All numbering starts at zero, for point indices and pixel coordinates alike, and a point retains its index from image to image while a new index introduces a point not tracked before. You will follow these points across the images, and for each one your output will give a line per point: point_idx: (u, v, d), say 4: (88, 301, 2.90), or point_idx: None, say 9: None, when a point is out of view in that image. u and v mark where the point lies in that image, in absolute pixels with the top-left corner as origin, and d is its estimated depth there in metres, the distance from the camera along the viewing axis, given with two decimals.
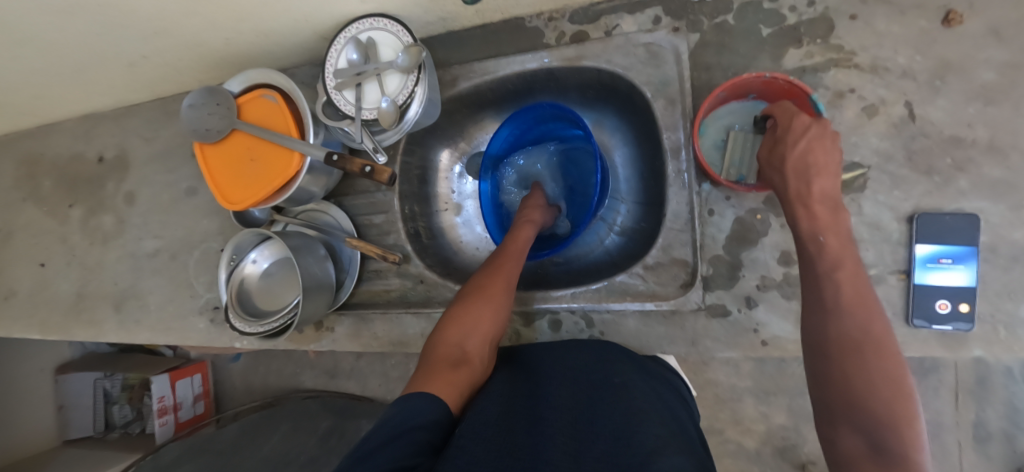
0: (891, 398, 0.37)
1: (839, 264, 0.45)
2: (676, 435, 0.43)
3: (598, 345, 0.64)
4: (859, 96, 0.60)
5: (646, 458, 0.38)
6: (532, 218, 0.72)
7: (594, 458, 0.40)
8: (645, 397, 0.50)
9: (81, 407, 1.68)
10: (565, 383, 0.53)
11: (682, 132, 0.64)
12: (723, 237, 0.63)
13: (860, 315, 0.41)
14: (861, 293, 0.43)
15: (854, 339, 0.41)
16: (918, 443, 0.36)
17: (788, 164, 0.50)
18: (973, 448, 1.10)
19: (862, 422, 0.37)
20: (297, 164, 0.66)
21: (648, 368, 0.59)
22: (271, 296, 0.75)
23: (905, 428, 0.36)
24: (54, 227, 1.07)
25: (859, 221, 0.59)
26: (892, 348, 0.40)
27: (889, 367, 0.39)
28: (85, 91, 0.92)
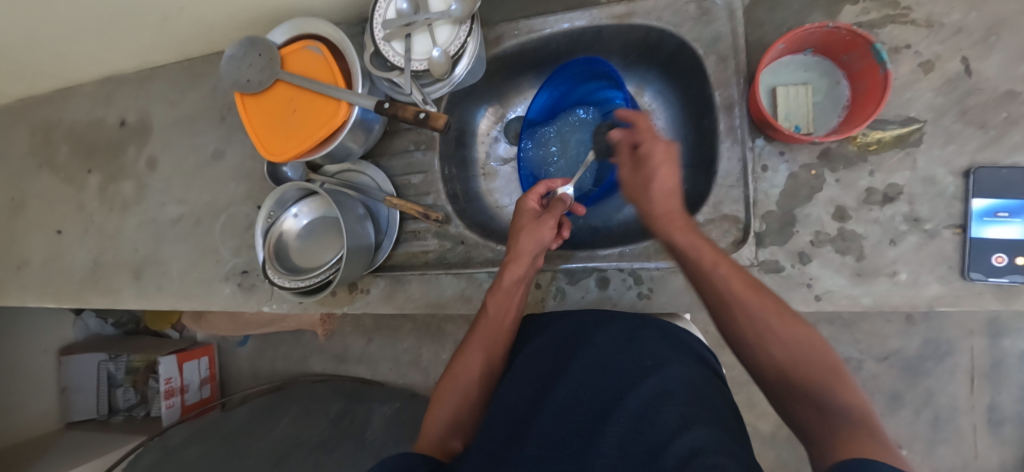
0: (817, 363, 0.43)
1: (718, 260, 0.52)
2: (706, 418, 0.44)
3: (628, 320, 0.60)
4: (915, 51, 0.60)
5: (669, 439, 0.41)
6: (528, 251, 0.65)
7: (619, 436, 0.44)
8: (680, 376, 0.50)
9: (84, 391, 1.63)
10: (590, 363, 0.54)
11: (736, 88, 0.64)
12: (777, 193, 0.63)
13: (753, 304, 0.48)
14: (745, 281, 0.50)
15: (757, 326, 0.47)
16: (857, 392, 0.40)
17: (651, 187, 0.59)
18: (988, 431, 1.20)
19: (805, 391, 0.42)
20: (343, 115, 0.65)
21: (684, 343, 0.58)
22: (310, 253, 0.73)
23: (841, 390, 0.40)
24: (69, 194, 1.03)
25: (914, 176, 0.59)
26: (789, 317, 0.46)
27: (793, 334, 0.45)
28: (110, 50, 0.89)
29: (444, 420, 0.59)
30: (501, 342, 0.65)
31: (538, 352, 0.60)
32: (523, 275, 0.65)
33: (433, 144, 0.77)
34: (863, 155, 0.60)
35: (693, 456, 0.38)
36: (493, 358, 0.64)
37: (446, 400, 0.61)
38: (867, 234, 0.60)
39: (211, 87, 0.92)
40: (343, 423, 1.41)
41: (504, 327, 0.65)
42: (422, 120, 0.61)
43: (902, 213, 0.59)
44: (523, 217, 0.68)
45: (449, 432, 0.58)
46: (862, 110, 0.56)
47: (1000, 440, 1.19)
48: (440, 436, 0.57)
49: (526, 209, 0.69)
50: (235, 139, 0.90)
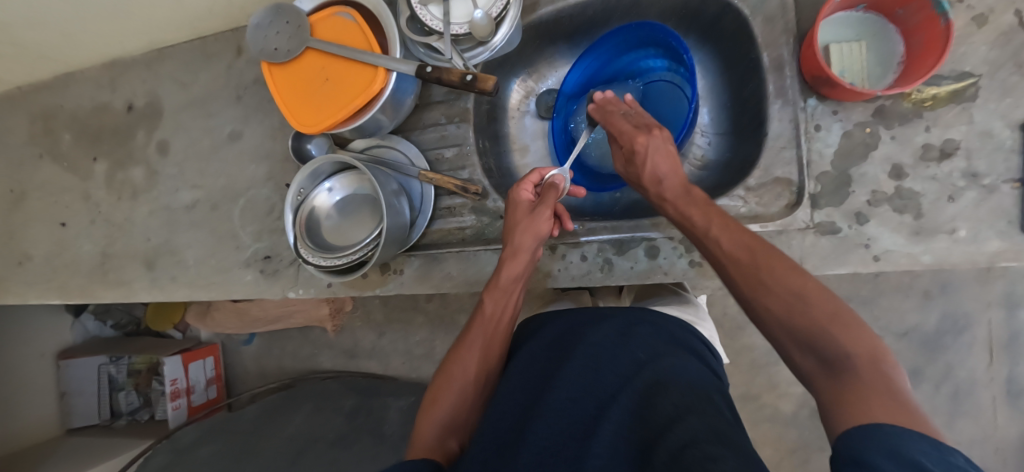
0: (825, 312, 0.37)
1: (707, 217, 0.50)
2: (702, 402, 0.45)
3: (622, 317, 0.61)
4: (968, 6, 0.59)
5: (666, 430, 0.41)
6: (525, 248, 0.63)
7: (611, 432, 0.45)
8: (674, 368, 0.51)
9: (85, 394, 1.57)
10: (586, 361, 0.54)
11: (786, 48, 0.62)
12: (831, 152, 0.61)
13: (745, 259, 0.44)
14: (739, 231, 0.47)
15: (748, 273, 0.43)
16: (864, 346, 0.35)
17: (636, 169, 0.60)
18: (1005, 401, 1.18)
19: (811, 343, 0.37)
20: (380, 82, 0.62)
21: (661, 328, 0.60)
22: (343, 231, 0.70)
23: (841, 338, 0.36)
24: (74, 184, 0.99)
25: (970, 130, 0.58)
26: (782, 263, 0.41)
27: (792, 285, 0.40)
28: (117, 28, 0.85)
29: (438, 422, 0.56)
30: (498, 344, 0.62)
31: (533, 356, 0.60)
32: (523, 272, 0.63)
33: (467, 116, 0.74)
34: (918, 111, 0.60)
35: (684, 446, 0.38)
36: (490, 360, 0.61)
37: (444, 401, 0.57)
38: (925, 192, 0.59)
39: (225, 66, 0.88)
40: (359, 418, 1.38)
41: (501, 325, 0.63)
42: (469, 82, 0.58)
43: (959, 169, 0.58)
44: (516, 212, 0.66)
45: (447, 432, 0.55)
46: (920, 65, 0.56)
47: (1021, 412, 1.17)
48: (436, 436, 0.54)
49: (519, 201, 0.67)
50: (253, 119, 0.86)
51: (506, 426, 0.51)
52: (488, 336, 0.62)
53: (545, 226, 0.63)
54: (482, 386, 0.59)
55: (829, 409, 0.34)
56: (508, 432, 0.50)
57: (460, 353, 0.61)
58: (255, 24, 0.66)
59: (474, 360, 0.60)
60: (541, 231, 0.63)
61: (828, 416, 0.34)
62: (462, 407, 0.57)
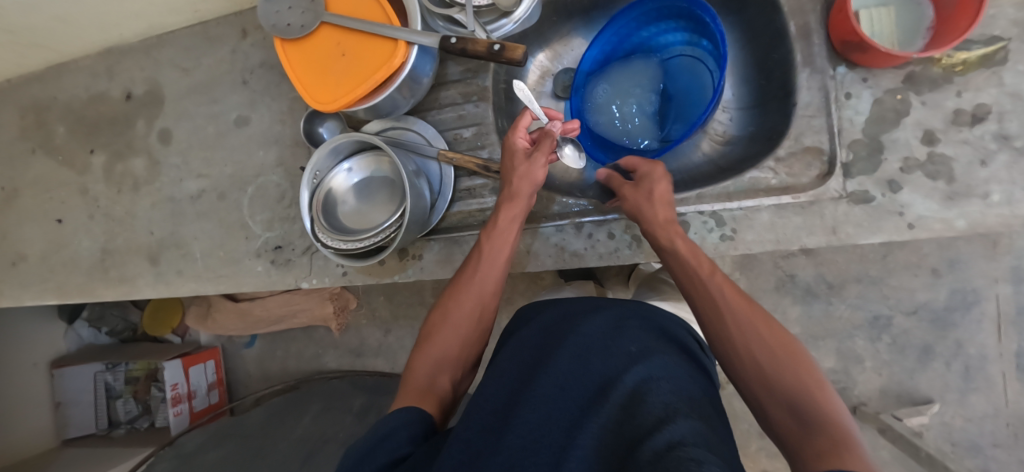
0: (799, 374, 0.43)
1: (710, 267, 0.54)
2: (685, 404, 0.42)
3: (613, 311, 0.56)
4: None
5: (653, 428, 0.37)
6: (522, 194, 0.62)
7: (599, 427, 0.41)
8: (666, 368, 0.47)
9: (81, 403, 1.52)
10: (574, 351, 0.49)
11: (813, 15, 0.62)
12: (862, 120, 0.61)
13: (740, 311, 0.49)
14: (737, 291, 0.51)
15: (740, 328, 0.48)
16: (831, 405, 0.40)
17: (652, 196, 0.60)
18: (1016, 376, 1.16)
19: (792, 404, 0.42)
20: (401, 55, 0.59)
21: (667, 332, 0.55)
22: (362, 214, 0.68)
23: (818, 400, 0.41)
24: (70, 178, 0.96)
25: (1001, 93, 0.58)
26: (773, 326, 0.47)
27: (779, 342, 0.46)
28: (115, 12, 0.82)
29: (431, 363, 0.56)
30: (493, 294, 0.61)
31: (523, 344, 0.55)
32: (518, 215, 0.63)
33: (485, 94, 0.73)
34: (949, 76, 0.59)
35: (670, 448, 0.34)
36: (488, 303, 0.60)
37: (442, 341, 0.57)
38: (958, 156, 0.58)
39: (230, 50, 0.86)
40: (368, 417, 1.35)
41: (489, 283, 0.60)
42: (496, 52, 0.56)
43: (991, 132, 0.58)
44: (512, 158, 0.63)
45: (437, 370, 0.55)
46: (954, 27, 0.55)
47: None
48: (427, 377, 0.54)
49: (516, 147, 0.64)
50: (260, 103, 0.84)
51: (485, 409, 0.47)
52: (481, 286, 0.60)
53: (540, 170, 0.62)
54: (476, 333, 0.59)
55: (798, 457, 0.38)
56: (490, 415, 0.47)
57: (456, 301, 0.59)
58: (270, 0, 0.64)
59: (470, 311, 0.59)
60: (536, 174, 0.62)
61: (799, 463, 0.38)
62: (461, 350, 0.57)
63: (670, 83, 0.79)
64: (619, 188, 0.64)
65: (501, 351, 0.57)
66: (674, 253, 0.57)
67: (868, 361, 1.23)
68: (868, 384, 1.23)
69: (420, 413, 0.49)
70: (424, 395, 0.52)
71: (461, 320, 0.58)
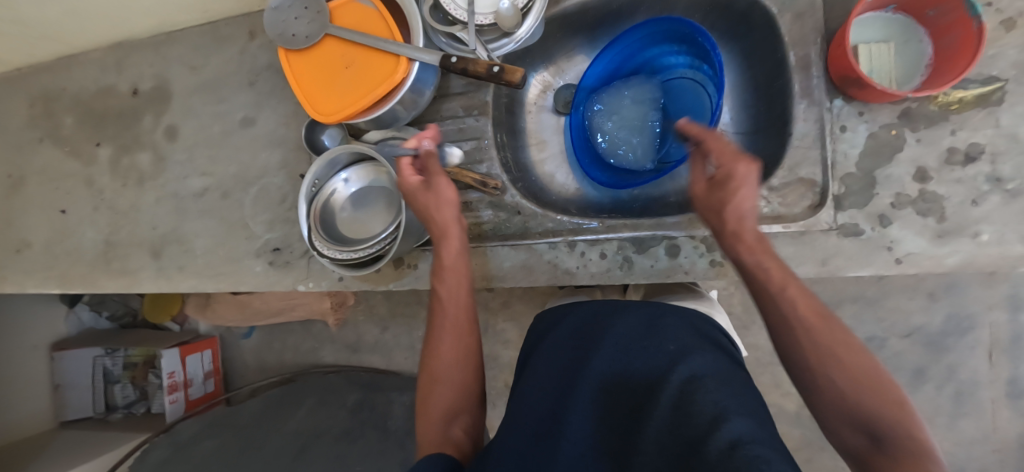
0: (877, 390, 0.40)
1: (787, 282, 0.45)
2: (738, 402, 0.43)
3: (642, 307, 0.60)
4: (996, 9, 0.59)
5: (711, 425, 0.40)
6: (450, 224, 0.61)
7: (659, 431, 0.43)
8: (707, 365, 0.49)
9: (80, 385, 1.54)
10: (614, 354, 0.53)
11: (814, 47, 0.62)
12: (856, 153, 0.61)
13: (816, 327, 0.43)
14: (814, 305, 0.44)
15: (811, 349, 0.43)
16: (909, 421, 0.38)
17: (722, 210, 0.48)
18: (1006, 404, 1.17)
19: (866, 423, 0.40)
20: (403, 71, 0.60)
21: (700, 327, 0.58)
22: (359, 224, 0.69)
23: (895, 415, 0.39)
24: (76, 169, 0.97)
25: (997, 134, 0.58)
26: (852, 343, 0.42)
27: (864, 367, 0.41)
28: (124, 8, 0.83)
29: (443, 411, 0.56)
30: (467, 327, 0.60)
31: (556, 351, 0.58)
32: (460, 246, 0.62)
33: (486, 109, 0.73)
34: (944, 114, 0.59)
35: (734, 446, 0.36)
36: (469, 349, 0.60)
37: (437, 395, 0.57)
38: (949, 195, 0.59)
39: (239, 51, 0.86)
40: (362, 413, 1.37)
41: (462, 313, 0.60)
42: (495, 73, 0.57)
43: (984, 173, 0.58)
44: (416, 201, 0.61)
45: (447, 422, 0.56)
46: (952, 67, 0.55)
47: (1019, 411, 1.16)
48: (439, 431, 0.55)
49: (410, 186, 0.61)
50: (266, 105, 0.84)
51: (534, 418, 0.52)
52: (454, 327, 0.60)
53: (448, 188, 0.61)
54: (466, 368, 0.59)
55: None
56: (541, 423, 0.51)
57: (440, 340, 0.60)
58: (275, 8, 0.65)
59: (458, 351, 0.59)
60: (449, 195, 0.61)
61: None
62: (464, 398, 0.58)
63: (672, 103, 0.79)
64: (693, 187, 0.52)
65: (535, 358, 0.60)
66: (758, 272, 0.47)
67: None
68: None
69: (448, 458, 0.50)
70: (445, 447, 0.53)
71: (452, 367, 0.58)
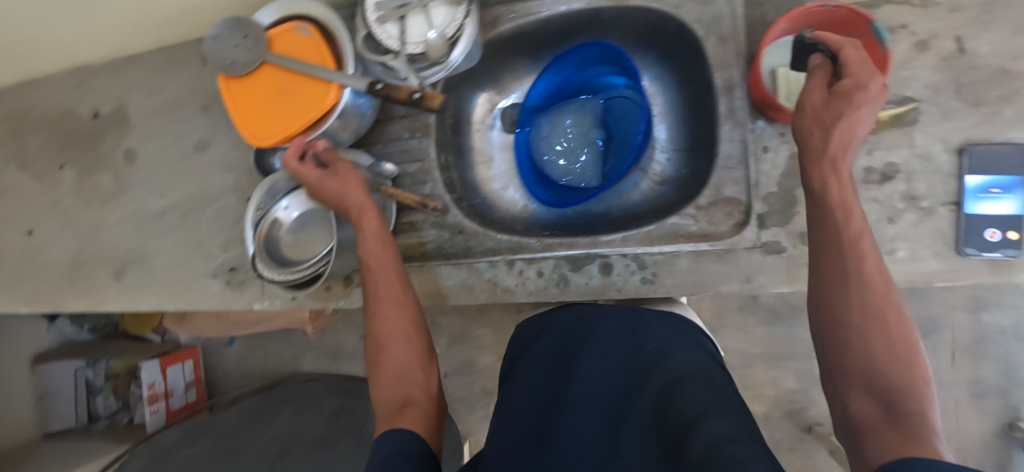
0: (905, 363, 0.38)
1: (863, 234, 0.42)
2: (718, 398, 0.46)
3: (626, 311, 0.65)
4: (911, 31, 0.60)
5: (690, 423, 0.43)
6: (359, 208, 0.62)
7: (638, 429, 0.47)
8: (685, 360, 0.53)
9: (63, 397, 1.57)
10: (599, 357, 0.57)
11: (736, 70, 0.63)
12: (778, 174, 0.63)
13: (870, 287, 0.41)
14: (880, 265, 0.41)
15: (860, 303, 0.40)
16: (928, 397, 0.36)
17: (837, 123, 0.44)
18: (970, 403, 1.19)
19: (883, 391, 0.37)
20: (332, 98, 0.63)
21: (686, 330, 0.62)
22: (301, 246, 0.71)
23: (919, 391, 0.36)
24: (41, 190, 0.98)
25: (911, 153, 0.60)
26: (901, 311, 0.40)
27: (904, 335, 0.39)
28: (79, 35, 0.84)
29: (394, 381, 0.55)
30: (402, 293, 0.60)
31: (542, 356, 0.62)
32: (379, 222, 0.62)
33: (429, 131, 0.75)
34: None
35: (716, 446, 0.38)
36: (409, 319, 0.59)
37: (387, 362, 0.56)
38: (867, 213, 0.61)
39: (193, 75, 0.88)
40: (341, 419, 1.36)
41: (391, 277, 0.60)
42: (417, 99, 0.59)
43: (899, 191, 0.60)
44: (326, 191, 0.63)
45: (402, 386, 0.55)
46: None
47: (983, 410, 1.18)
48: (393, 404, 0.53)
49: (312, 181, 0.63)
50: (221, 129, 0.87)
51: (520, 422, 0.54)
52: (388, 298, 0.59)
53: (349, 170, 0.64)
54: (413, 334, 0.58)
55: (870, 446, 0.35)
56: (525, 430, 0.53)
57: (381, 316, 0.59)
58: (214, 36, 0.66)
59: (400, 324, 0.58)
60: (353, 176, 0.64)
61: (872, 449, 0.35)
62: (415, 365, 0.57)
63: (614, 121, 0.80)
64: (813, 99, 0.47)
65: (518, 366, 0.64)
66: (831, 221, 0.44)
67: None
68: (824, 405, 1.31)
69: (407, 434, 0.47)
70: (415, 417, 0.50)
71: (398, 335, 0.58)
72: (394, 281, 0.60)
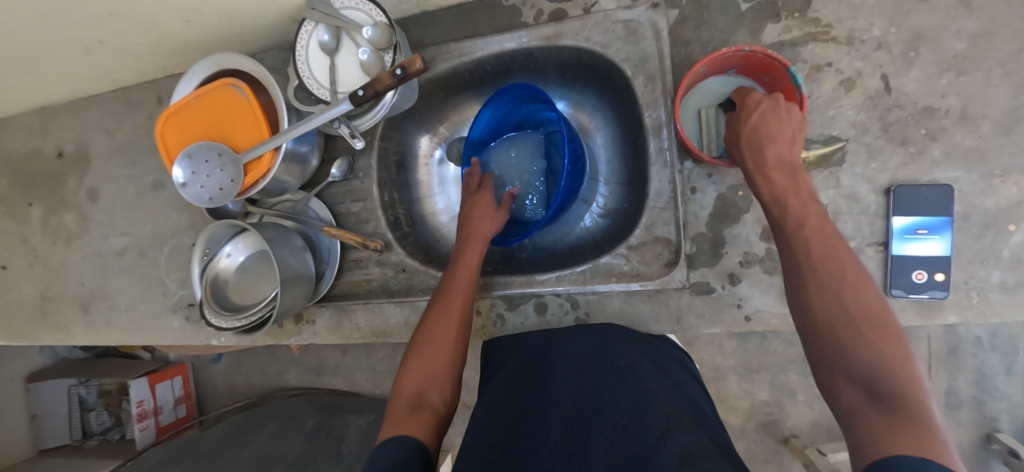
0: (875, 341, 0.38)
1: (804, 222, 0.46)
2: (688, 413, 0.45)
3: (597, 326, 0.63)
4: (836, 69, 0.60)
5: (656, 444, 0.41)
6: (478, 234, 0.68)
7: (602, 452, 0.43)
8: (653, 378, 0.52)
9: (55, 415, 1.61)
10: (569, 375, 0.54)
11: (663, 110, 0.63)
12: (706, 214, 0.63)
13: (829, 271, 0.42)
14: (831, 242, 0.44)
15: (819, 290, 0.42)
16: (913, 378, 0.35)
17: (747, 132, 0.53)
18: (945, 414, 1.07)
19: (863, 373, 0.37)
20: (266, 164, 0.65)
21: (665, 351, 0.60)
22: (247, 289, 0.73)
23: (898, 371, 0.36)
24: (12, 227, 1.01)
25: (838, 194, 0.60)
26: (867, 287, 0.41)
27: (867, 307, 0.40)
28: (36, 82, 0.86)
29: (421, 377, 0.55)
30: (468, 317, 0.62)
31: (511, 372, 0.58)
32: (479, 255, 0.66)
33: (371, 171, 0.76)
34: None
35: (687, 458, 0.37)
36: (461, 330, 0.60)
37: (426, 359, 0.57)
38: None
39: (147, 115, 0.90)
40: (319, 437, 1.39)
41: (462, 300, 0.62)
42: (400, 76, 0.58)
43: None
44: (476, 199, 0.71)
45: (425, 386, 0.54)
46: None
47: (958, 422, 1.07)
48: (414, 393, 0.53)
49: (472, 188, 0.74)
50: None
51: (484, 440, 0.48)
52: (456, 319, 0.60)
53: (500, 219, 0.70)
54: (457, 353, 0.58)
55: (860, 435, 0.34)
56: (489, 449, 0.47)
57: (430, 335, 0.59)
58: (181, 184, 0.64)
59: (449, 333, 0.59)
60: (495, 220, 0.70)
61: (862, 440, 0.34)
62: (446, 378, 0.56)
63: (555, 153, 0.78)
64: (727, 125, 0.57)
65: (493, 373, 0.61)
66: (778, 202, 0.49)
67: (799, 395, 1.22)
68: (800, 417, 1.22)
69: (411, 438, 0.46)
70: (423, 422, 0.49)
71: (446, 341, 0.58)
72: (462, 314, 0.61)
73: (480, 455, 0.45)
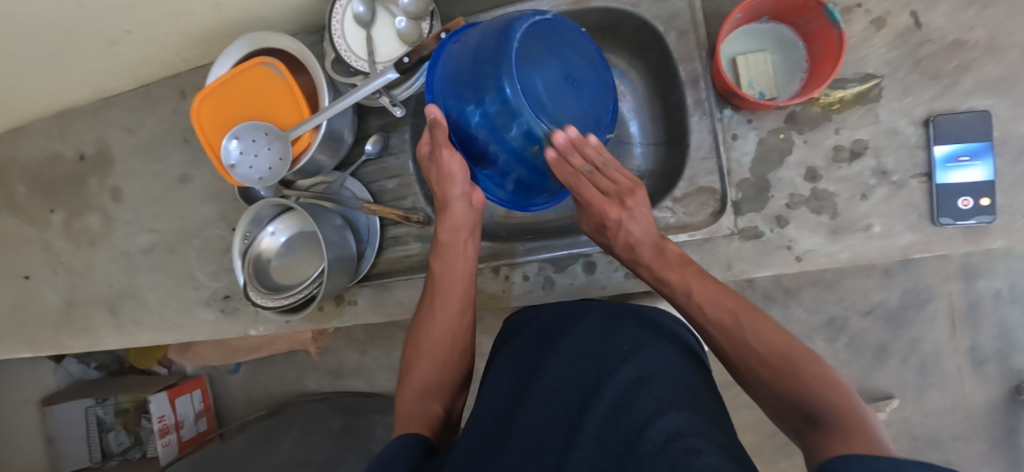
0: (797, 371, 0.43)
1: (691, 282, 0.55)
2: (685, 397, 0.39)
3: (603, 309, 0.54)
4: (866, 10, 0.62)
5: (645, 423, 0.36)
6: (454, 196, 0.62)
7: (597, 430, 0.38)
8: (656, 362, 0.44)
9: (72, 438, 1.56)
10: (568, 352, 0.47)
11: (698, 62, 0.65)
12: (748, 160, 0.64)
13: (728, 324, 0.50)
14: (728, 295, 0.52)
15: (739, 349, 0.48)
16: (835, 392, 0.40)
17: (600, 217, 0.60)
18: (973, 370, 1.05)
19: (797, 399, 0.42)
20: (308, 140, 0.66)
21: (657, 328, 0.53)
22: (289, 270, 0.73)
23: (820, 392, 0.41)
24: (32, 235, 0.99)
25: (876, 129, 0.61)
26: (770, 327, 0.48)
27: (777, 344, 0.46)
28: (58, 82, 0.86)
29: (417, 391, 0.57)
30: (461, 312, 0.62)
31: (516, 351, 0.54)
32: (464, 218, 0.63)
33: (405, 146, 0.77)
34: (827, 114, 0.62)
35: (669, 439, 0.33)
36: (457, 324, 0.62)
37: (426, 351, 0.60)
38: (839, 192, 0.62)
39: (171, 110, 0.90)
40: (346, 439, 1.36)
41: (460, 282, 0.63)
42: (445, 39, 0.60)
43: (869, 168, 0.61)
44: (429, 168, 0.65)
45: (425, 398, 0.57)
46: (821, 71, 0.61)
47: (985, 377, 1.05)
48: (420, 404, 0.56)
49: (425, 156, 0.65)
50: (201, 162, 0.89)
51: (486, 418, 0.47)
52: (446, 310, 0.62)
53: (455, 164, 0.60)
54: (450, 348, 0.60)
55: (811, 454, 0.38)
56: (490, 425, 0.45)
57: (429, 325, 0.61)
58: (231, 166, 0.65)
59: (447, 328, 0.61)
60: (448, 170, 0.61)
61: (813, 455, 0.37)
62: (440, 371, 0.59)
63: None
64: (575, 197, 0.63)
65: (496, 359, 0.57)
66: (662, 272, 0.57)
67: None
68: None
69: (416, 437, 0.50)
70: (416, 421, 0.53)
71: (445, 336, 0.61)
72: (451, 312, 0.62)
73: (479, 429, 0.45)
